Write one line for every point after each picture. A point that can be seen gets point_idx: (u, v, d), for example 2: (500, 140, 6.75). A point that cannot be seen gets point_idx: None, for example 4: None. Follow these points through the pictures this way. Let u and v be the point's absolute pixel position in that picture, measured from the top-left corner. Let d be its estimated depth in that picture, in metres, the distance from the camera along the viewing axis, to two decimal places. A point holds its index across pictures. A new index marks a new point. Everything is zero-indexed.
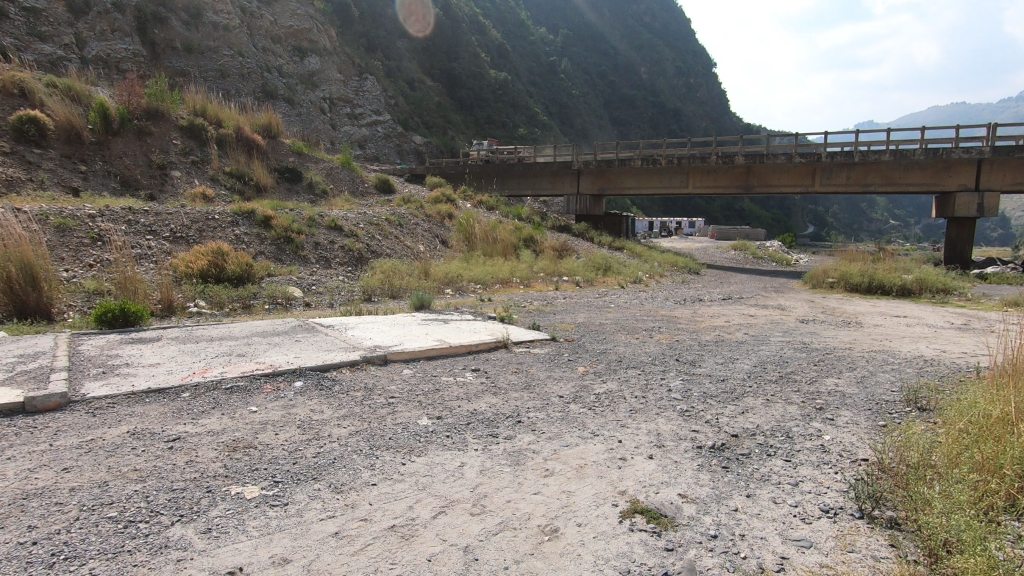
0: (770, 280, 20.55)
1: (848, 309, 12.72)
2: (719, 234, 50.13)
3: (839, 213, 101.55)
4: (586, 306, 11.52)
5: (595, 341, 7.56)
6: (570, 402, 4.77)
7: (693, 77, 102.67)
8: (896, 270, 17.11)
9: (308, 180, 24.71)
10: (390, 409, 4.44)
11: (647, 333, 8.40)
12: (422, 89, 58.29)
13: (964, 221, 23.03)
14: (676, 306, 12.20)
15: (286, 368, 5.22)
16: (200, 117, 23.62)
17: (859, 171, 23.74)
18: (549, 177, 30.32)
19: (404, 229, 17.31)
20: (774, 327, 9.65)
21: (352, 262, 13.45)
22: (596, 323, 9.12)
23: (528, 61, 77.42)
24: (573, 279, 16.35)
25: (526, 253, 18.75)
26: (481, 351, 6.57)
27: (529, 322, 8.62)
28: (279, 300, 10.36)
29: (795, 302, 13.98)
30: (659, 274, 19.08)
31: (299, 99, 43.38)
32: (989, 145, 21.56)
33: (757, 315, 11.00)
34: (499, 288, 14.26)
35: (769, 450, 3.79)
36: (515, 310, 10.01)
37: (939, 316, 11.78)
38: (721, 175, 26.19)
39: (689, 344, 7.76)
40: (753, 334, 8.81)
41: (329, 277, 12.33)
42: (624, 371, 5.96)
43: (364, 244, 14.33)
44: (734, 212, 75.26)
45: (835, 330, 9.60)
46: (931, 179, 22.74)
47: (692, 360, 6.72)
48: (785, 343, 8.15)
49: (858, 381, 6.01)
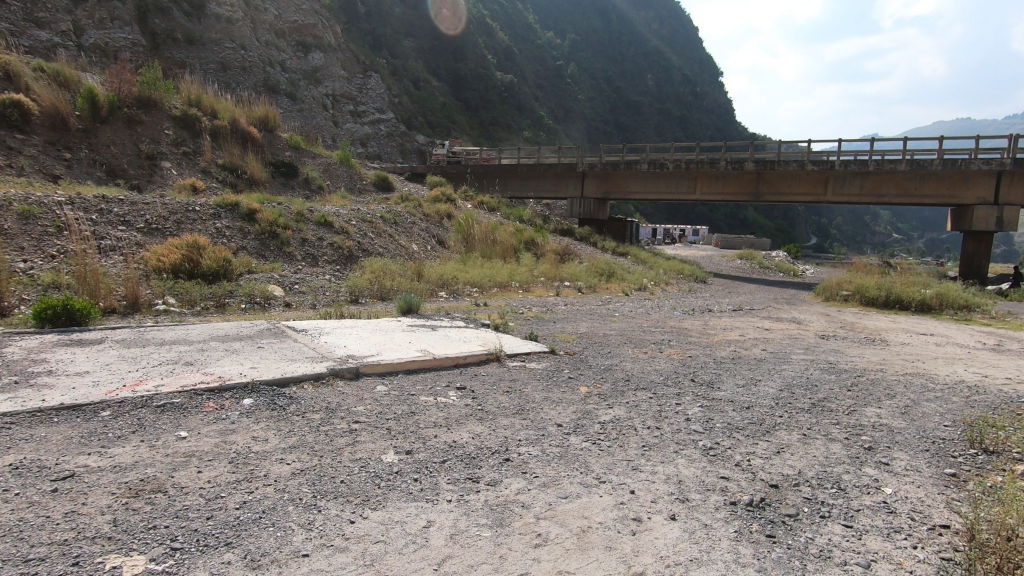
0: (780, 291, 19.77)
1: (868, 324, 11.91)
2: (723, 243, 49.35)
3: (844, 225, 100.75)
4: (589, 314, 10.75)
5: (599, 355, 6.78)
6: (570, 435, 3.97)
7: (701, 85, 102.05)
8: (913, 284, 16.32)
9: (304, 175, 23.98)
10: (350, 438, 3.65)
11: (656, 347, 7.60)
12: (427, 89, 57.68)
13: (981, 235, 22.17)
14: (684, 316, 11.42)
15: (236, 383, 4.43)
16: (194, 107, 22.92)
17: (873, 180, 22.95)
18: (553, 180, 29.57)
19: (399, 228, 16.57)
20: (794, 343, 8.86)
21: (342, 261, 12.68)
22: (600, 334, 8.33)
23: (535, 64, 76.97)
24: (575, 285, 15.54)
25: (526, 256, 17.99)
26: (470, 364, 5.77)
27: (526, 331, 7.84)
28: (257, 299, 9.58)
29: (810, 315, 13.18)
30: (665, 282, 18.29)
31: (301, 95, 42.73)
32: (1010, 157, 20.70)
33: (772, 329, 10.21)
34: (497, 292, 13.49)
35: (822, 511, 3.00)
36: (512, 317, 9.23)
37: (968, 335, 10.95)
38: (730, 181, 25.40)
39: (702, 361, 6.97)
40: (772, 351, 8.03)
41: (315, 275, 11.54)
42: (632, 393, 5.17)
43: (355, 242, 13.57)
44: (738, 220, 74.46)
45: (860, 348, 8.80)
46: (948, 191, 21.94)
47: (709, 381, 5.92)
48: (808, 363, 7.37)
49: (903, 412, 5.20)
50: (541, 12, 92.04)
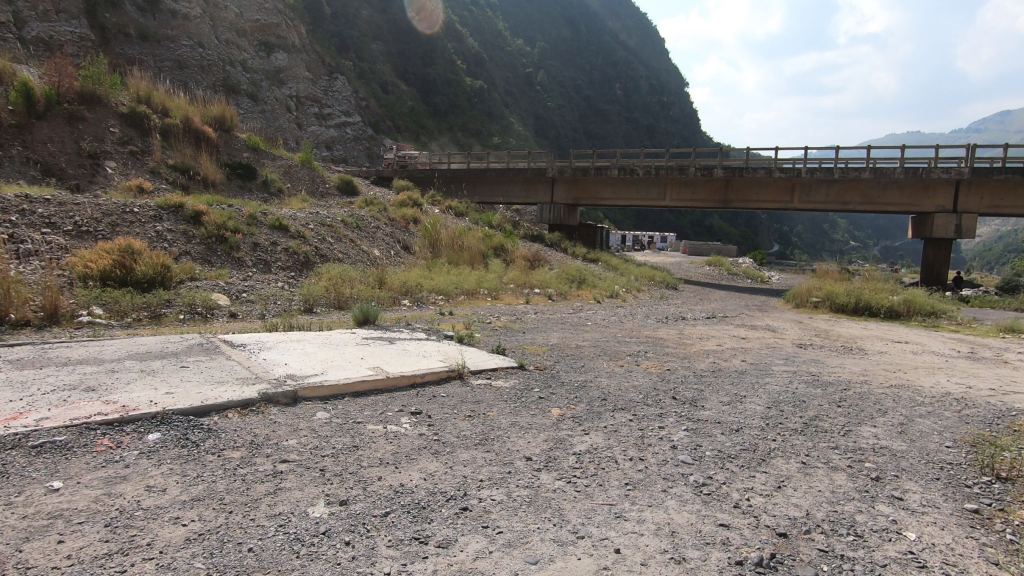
0: (750, 297, 19.71)
1: (841, 332, 11.76)
2: (691, 250, 49.79)
3: (805, 233, 103.61)
4: (560, 323, 10.21)
5: (573, 370, 6.22)
6: (541, 472, 3.40)
7: (668, 95, 103.70)
8: (881, 290, 16.37)
9: (263, 178, 22.91)
10: (272, 485, 2.97)
11: (631, 360, 7.09)
12: (396, 92, 56.70)
13: (941, 243, 22.63)
14: (658, 325, 11.01)
15: (142, 415, 3.69)
16: (143, 104, 21.67)
17: (838, 188, 23.23)
18: (523, 185, 29.11)
19: (361, 232, 15.82)
20: (773, 353, 8.49)
21: (298, 267, 11.85)
22: (573, 345, 7.78)
23: (504, 71, 76.90)
24: (546, 292, 15.02)
25: (495, 262, 17.42)
26: (428, 383, 5.14)
27: (493, 344, 7.25)
28: (198, 309, 8.72)
29: (783, 322, 12.95)
30: (637, 289, 17.95)
31: (263, 95, 41.35)
32: (968, 166, 21.15)
33: (749, 338, 9.85)
34: (463, 300, 12.89)
35: (843, 572, 2.50)
36: (479, 327, 8.62)
37: (941, 342, 10.84)
38: (699, 188, 25.40)
39: (683, 375, 6.49)
40: (753, 363, 7.61)
41: (266, 283, 10.70)
42: (610, 415, 4.62)
43: (313, 246, 12.75)
44: (704, 228, 75.52)
45: (839, 358, 8.49)
46: (909, 199, 22.34)
47: (692, 398, 5.43)
48: (791, 375, 6.97)
49: (900, 432, 4.81)
50: (511, 20, 92.22)
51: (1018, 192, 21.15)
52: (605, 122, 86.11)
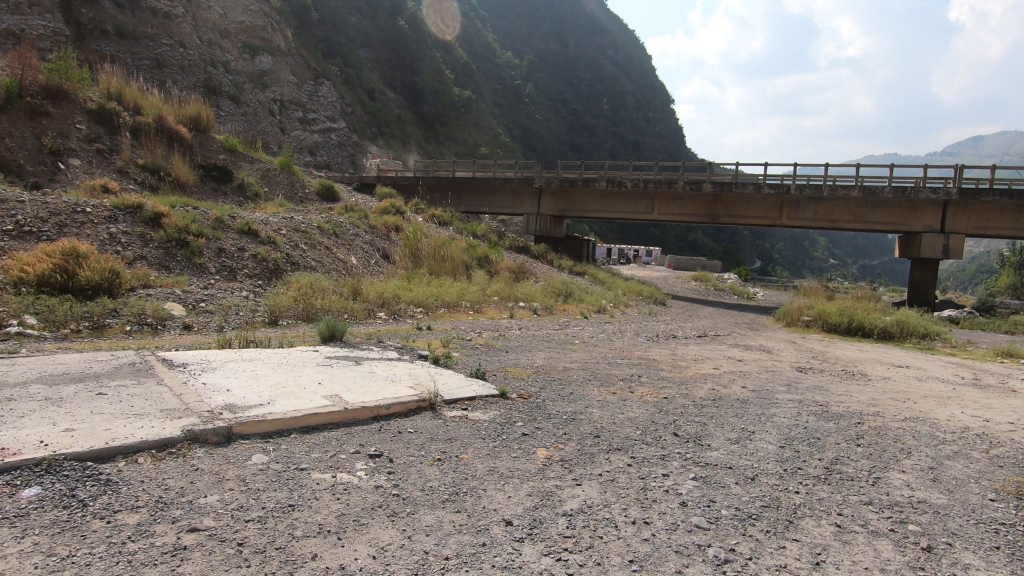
0: (739, 315, 19.31)
1: (838, 354, 11.28)
2: (676, 265, 49.62)
3: (786, 250, 104.76)
4: (545, 341, 9.55)
5: (560, 398, 5.54)
6: (525, 543, 2.72)
7: (654, 111, 104.50)
8: (873, 310, 16.03)
9: (239, 181, 22.02)
10: (168, 571, 2.25)
11: (624, 386, 6.42)
12: (383, 100, 56.00)
13: (928, 263, 22.51)
14: (649, 344, 10.40)
15: (23, 462, 2.92)
16: (114, 101, 20.71)
17: (827, 206, 23.04)
18: (509, 195, 28.55)
19: (338, 239, 15.06)
20: (774, 379, 7.90)
21: (266, 275, 11.06)
22: (560, 367, 7.09)
23: (492, 83, 76.85)
24: (531, 306, 14.36)
25: (479, 273, 16.75)
26: (394, 416, 4.42)
27: (472, 365, 6.55)
28: (147, 320, 7.85)
29: (777, 343, 12.43)
30: (624, 304, 17.39)
31: (245, 98, 40.41)
32: (957, 186, 21.06)
33: (746, 361, 9.27)
34: (444, 313, 12.20)
35: None
36: (457, 345, 7.90)
37: (942, 368, 10.37)
38: (688, 202, 25.08)
39: (682, 405, 5.85)
40: (755, 391, 7.02)
41: (229, 291, 9.89)
42: (605, 459, 3.95)
43: (283, 253, 11.94)
44: (688, 243, 75.69)
45: (843, 385, 7.93)
46: (898, 218, 22.18)
47: (695, 435, 4.78)
48: (797, 406, 6.38)
49: (934, 480, 4.22)
50: (501, 32, 92.53)
51: (1004, 214, 21.13)
52: (592, 136, 86.41)
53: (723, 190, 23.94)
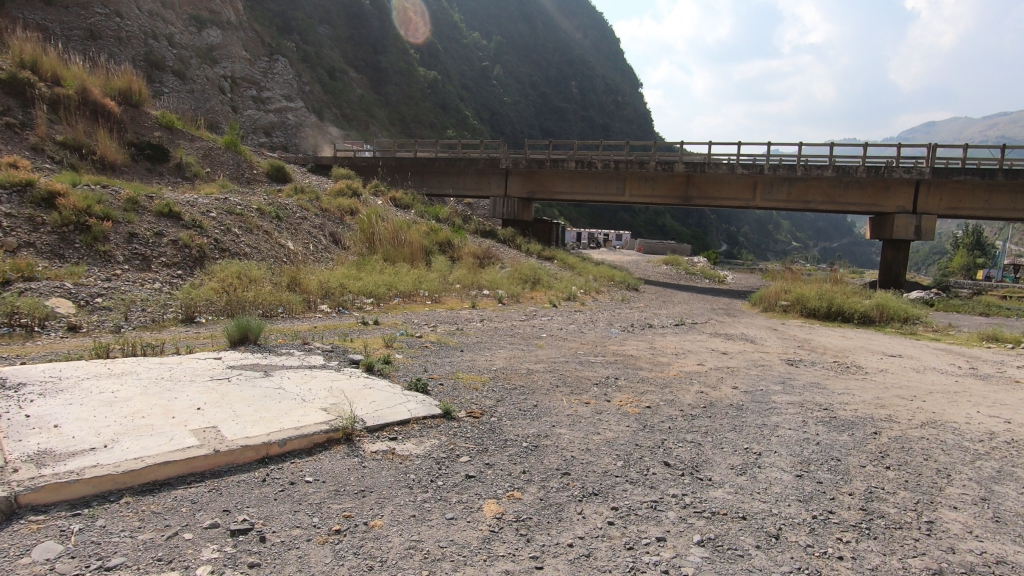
0: (713, 300, 18.62)
1: (823, 342, 10.55)
2: (646, 249, 49.10)
3: (751, 234, 106.13)
4: (508, 336, 8.43)
5: (521, 416, 4.43)
6: None
7: (623, 95, 103.63)
8: (851, 293, 15.46)
9: (176, 161, 20.15)
10: None
11: (598, 394, 5.33)
12: (344, 79, 53.42)
13: (899, 244, 22.25)
14: (623, 336, 9.38)
15: None
16: (28, 70, 18.51)
17: (800, 186, 22.48)
18: (474, 176, 27.15)
19: (281, 223, 13.61)
20: (766, 377, 6.96)
21: (189, 263, 9.61)
22: (524, 370, 5.97)
23: (459, 64, 74.75)
24: (495, 295, 13.25)
25: (439, 259, 15.52)
26: (291, 455, 3.25)
27: (415, 372, 5.38)
28: (20, 321, 6.38)
29: (759, 331, 11.65)
30: (595, 290, 16.43)
31: (192, 74, 37.73)
32: (930, 165, 20.70)
33: (731, 354, 8.33)
34: (398, 304, 11.00)
35: None
36: (402, 344, 6.69)
37: (935, 355, 9.69)
38: (659, 184, 24.23)
39: (669, 418, 4.80)
40: (749, 393, 6.06)
41: (137, 283, 8.43)
42: (578, 516, 2.87)
43: (211, 238, 10.48)
44: (657, 227, 75.40)
45: (841, 381, 7.07)
46: (870, 198, 21.76)
47: (691, 463, 3.74)
48: (799, 412, 5.42)
49: (996, 520, 3.29)
50: (468, 12, 90.06)
51: (974, 194, 20.92)
52: (561, 120, 85.26)
53: (695, 171, 23.11)
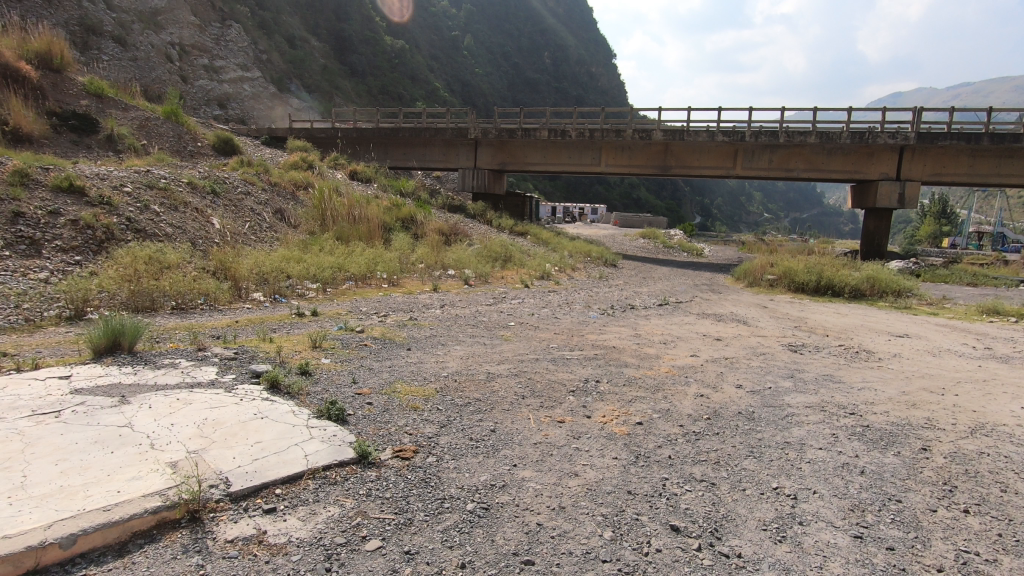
0: (695, 274, 17.69)
1: (820, 321, 9.64)
2: (622, 222, 48.15)
3: (725, 205, 106.25)
4: (469, 325, 7.21)
5: (470, 452, 3.24)
6: None
7: (597, 66, 101.37)
8: (841, 265, 14.60)
9: (107, 132, 18.18)
10: None
11: (575, 408, 4.18)
12: (305, 47, 50.43)
13: (882, 212, 21.60)
14: (602, 321, 8.25)
15: None
16: None
17: (782, 153, 21.53)
18: (441, 148, 25.49)
19: (217, 199, 12.07)
20: (771, 370, 5.89)
21: (93, 248, 8.08)
22: (482, 375, 4.77)
23: (427, 33, 71.71)
24: (461, 275, 11.99)
25: (399, 236, 14.15)
26: (82, 564, 2.02)
27: (335, 387, 4.12)
28: None
29: (749, 309, 10.69)
30: (571, 267, 15.27)
31: (133, 41, 34.81)
32: (915, 130, 19.90)
33: (726, 340, 7.27)
34: (347, 288, 9.68)
35: None
36: (333, 344, 5.41)
37: (942, 334, 8.84)
38: (636, 152, 23.00)
39: (670, 442, 3.67)
40: (759, 395, 4.98)
41: (16, 273, 6.91)
42: None
43: (121, 217, 8.93)
44: (632, 200, 74.36)
45: (857, 372, 6.08)
46: (853, 165, 20.95)
47: (709, 527, 2.63)
48: (825, 421, 4.34)
49: None
50: None
51: (959, 159, 20.25)
52: (535, 92, 82.98)
53: (674, 139, 21.94)
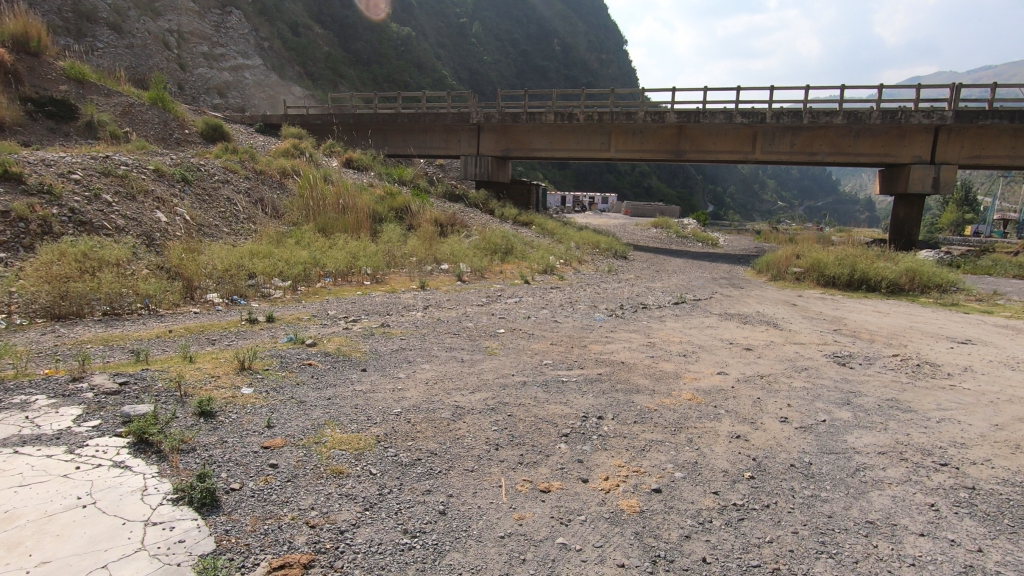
0: (712, 267, 16.41)
1: (860, 322, 8.42)
2: (632, 212, 46.65)
3: (738, 193, 104.05)
4: (450, 333, 6.04)
5: (398, 563, 2.11)
6: None
7: (608, 53, 99.15)
8: (874, 256, 13.26)
9: (86, 119, 17.16)
10: None
11: (566, 465, 3.02)
12: (308, 35, 49.17)
13: (913, 198, 20.10)
14: (610, 325, 7.07)
15: None
16: None
17: (805, 135, 20.03)
18: (442, 134, 24.24)
19: (188, 187, 11.02)
20: (819, 394, 4.67)
21: (23, 243, 7.05)
22: (446, 410, 3.61)
23: (434, 20, 70.16)
24: (455, 270, 10.89)
25: (390, 227, 13.05)
26: None
27: (230, 439, 2.98)
28: None
29: (776, 308, 9.49)
30: (577, 260, 14.08)
31: (129, 27, 33.88)
32: (953, 108, 18.36)
33: (756, 351, 6.08)
34: (320, 286, 8.60)
35: None
36: (268, 365, 4.31)
37: (1009, 338, 7.56)
38: (648, 136, 21.63)
39: (702, 529, 2.51)
40: (813, 436, 3.77)
41: None
42: None
43: (62, 207, 7.89)
44: (643, 188, 72.57)
45: (931, 396, 4.86)
46: (883, 148, 19.44)
47: None
48: (911, 481, 3.16)
49: None
50: None
51: (999, 140, 18.69)
52: (544, 79, 81.18)
53: (689, 121, 20.53)
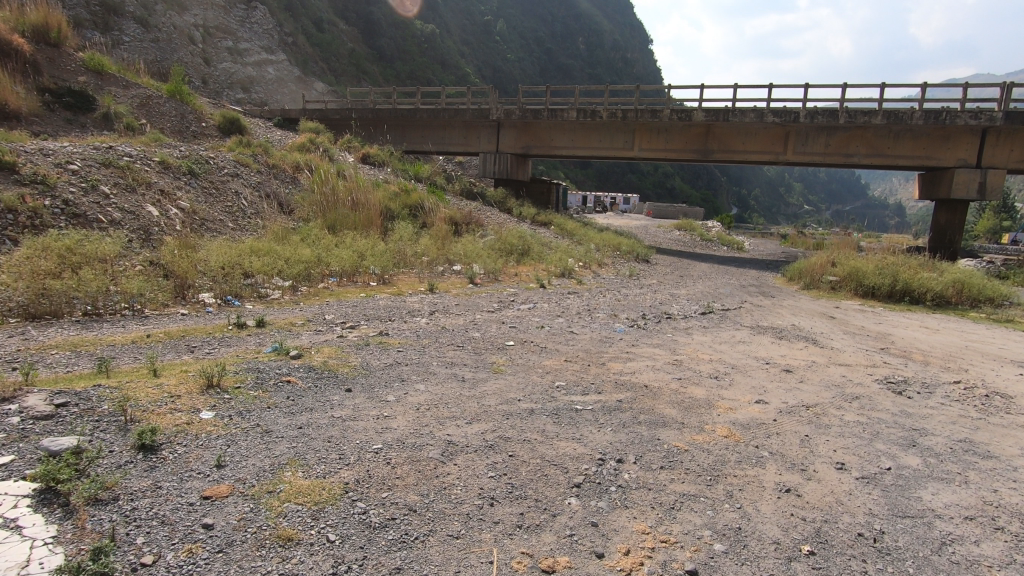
0: (739, 273, 15.62)
1: (910, 339, 7.64)
2: (655, 213, 45.64)
3: (763, 197, 101.81)
4: (453, 345, 5.46)
5: None
6: None
7: (632, 52, 97.78)
8: (917, 266, 12.36)
9: (103, 111, 17.02)
10: None
11: (577, 532, 2.42)
12: (332, 31, 49.12)
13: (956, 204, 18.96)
14: (632, 339, 6.41)
15: None
16: None
17: (841, 135, 19.00)
18: (462, 130, 23.73)
19: (193, 180, 10.64)
20: (880, 433, 3.98)
21: (11, 236, 6.68)
22: (435, 448, 3.02)
23: (458, 17, 69.72)
24: (467, 272, 10.33)
25: (402, 224, 12.56)
26: None
27: (163, 485, 2.43)
28: None
29: (812, 321, 8.73)
30: (597, 263, 13.41)
31: (156, 21, 34.08)
32: (1003, 109, 17.22)
33: (799, 374, 5.39)
34: (322, 287, 8.12)
35: None
36: (240, 382, 3.77)
37: None
38: (674, 135, 20.83)
39: None
40: (881, 491, 3.10)
41: None
42: None
43: (54, 198, 7.51)
44: (666, 189, 71.28)
45: (1012, 437, 4.13)
46: (925, 150, 18.34)
47: None
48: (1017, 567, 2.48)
49: None
50: None
51: None
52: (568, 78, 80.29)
53: (717, 120, 19.67)
